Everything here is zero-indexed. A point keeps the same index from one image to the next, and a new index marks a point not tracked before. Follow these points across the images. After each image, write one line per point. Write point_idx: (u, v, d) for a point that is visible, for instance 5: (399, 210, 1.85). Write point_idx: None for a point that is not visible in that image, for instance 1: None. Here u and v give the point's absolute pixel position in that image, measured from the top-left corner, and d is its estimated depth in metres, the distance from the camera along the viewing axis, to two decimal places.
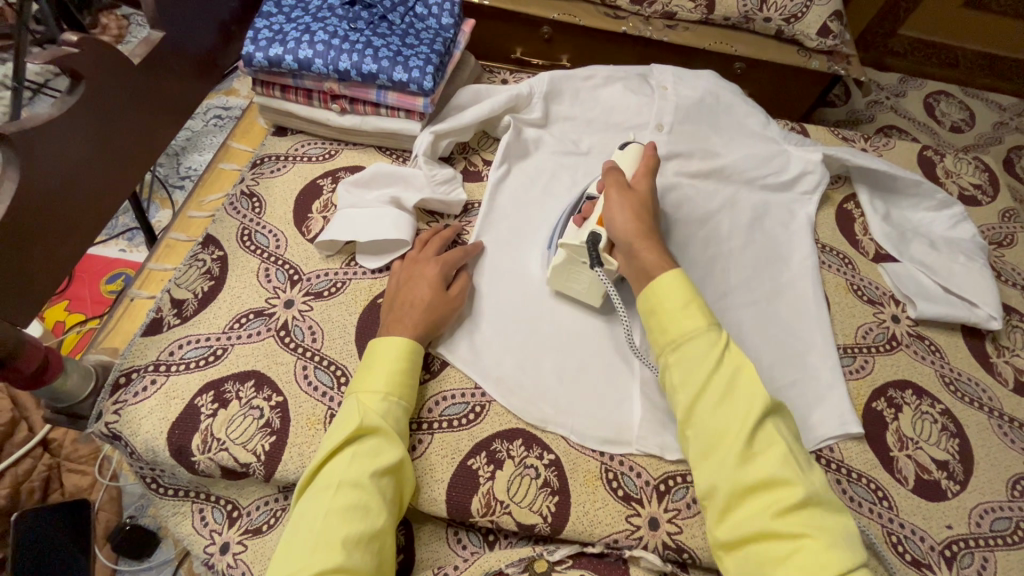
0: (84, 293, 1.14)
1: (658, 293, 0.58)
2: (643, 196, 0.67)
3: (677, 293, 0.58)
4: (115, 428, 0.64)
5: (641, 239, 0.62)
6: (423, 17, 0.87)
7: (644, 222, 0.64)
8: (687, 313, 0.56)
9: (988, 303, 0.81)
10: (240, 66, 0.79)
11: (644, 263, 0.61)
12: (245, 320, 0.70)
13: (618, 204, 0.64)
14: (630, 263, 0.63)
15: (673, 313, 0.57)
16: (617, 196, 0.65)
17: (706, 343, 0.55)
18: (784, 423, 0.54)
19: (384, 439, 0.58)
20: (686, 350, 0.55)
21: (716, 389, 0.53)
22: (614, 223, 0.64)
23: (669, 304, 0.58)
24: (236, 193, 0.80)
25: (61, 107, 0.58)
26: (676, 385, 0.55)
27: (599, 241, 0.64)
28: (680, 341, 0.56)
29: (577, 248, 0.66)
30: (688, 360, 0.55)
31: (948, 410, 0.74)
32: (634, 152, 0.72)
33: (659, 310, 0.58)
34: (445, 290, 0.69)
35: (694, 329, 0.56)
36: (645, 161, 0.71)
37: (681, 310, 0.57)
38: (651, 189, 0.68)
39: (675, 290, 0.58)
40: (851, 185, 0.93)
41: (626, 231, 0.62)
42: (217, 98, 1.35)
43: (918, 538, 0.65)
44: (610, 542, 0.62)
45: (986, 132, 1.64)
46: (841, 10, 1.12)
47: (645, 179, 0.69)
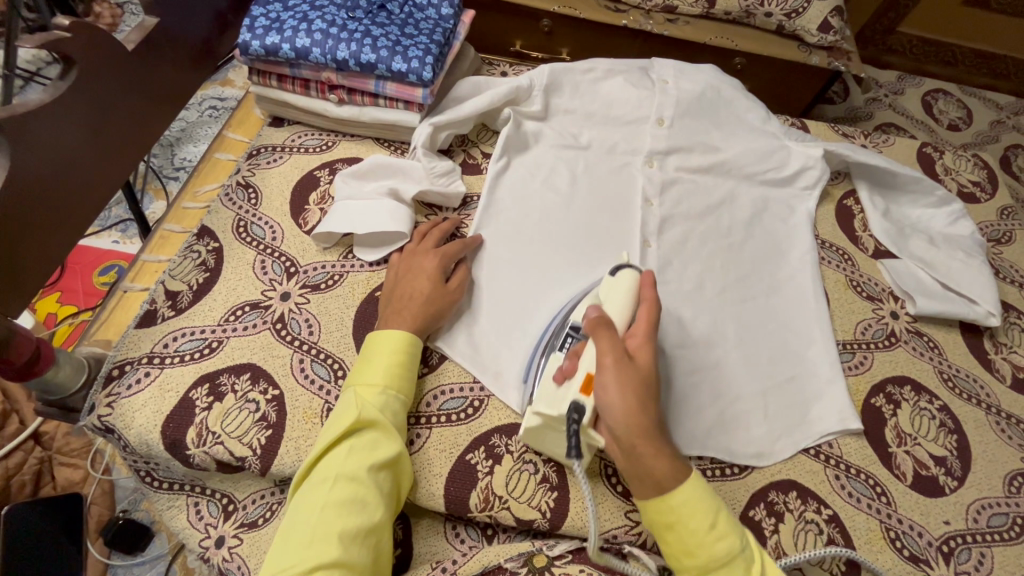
0: (77, 285, 1.13)
1: (678, 511, 0.52)
2: (644, 364, 0.56)
3: (701, 514, 0.51)
4: (108, 421, 0.63)
5: (643, 437, 0.52)
6: (422, 7, 0.86)
7: (646, 408, 0.53)
8: (716, 534, 0.51)
9: (987, 300, 0.81)
10: (236, 54, 0.78)
11: (649, 468, 0.52)
12: (241, 312, 0.69)
13: (615, 384, 0.53)
14: (628, 461, 0.53)
15: (698, 536, 0.51)
16: (613, 371, 0.54)
17: (741, 568, 0.50)
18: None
19: (382, 433, 0.57)
20: None
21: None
22: (606, 402, 0.53)
23: (693, 525, 0.51)
24: (232, 184, 0.79)
25: (52, 93, 0.57)
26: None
27: (582, 415, 0.54)
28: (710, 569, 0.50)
29: (555, 417, 0.56)
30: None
31: (946, 406, 0.74)
32: (627, 285, 0.62)
33: (679, 529, 0.52)
34: (444, 283, 0.68)
35: (726, 555, 0.50)
36: (646, 304, 0.60)
37: (708, 533, 0.51)
38: (653, 352, 0.57)
39: (699, 509, 0.51)
40: (851, 182, 0.93)
41: (624, 422, 0.52)
42: (212, 89, 1.33)
43: (916, 534, 0.65)
44: (609, 537, 0.62)
45: (984, 131, 1.64)
46: (842, 6, 1.11)
47: (645, 337, 0.58)
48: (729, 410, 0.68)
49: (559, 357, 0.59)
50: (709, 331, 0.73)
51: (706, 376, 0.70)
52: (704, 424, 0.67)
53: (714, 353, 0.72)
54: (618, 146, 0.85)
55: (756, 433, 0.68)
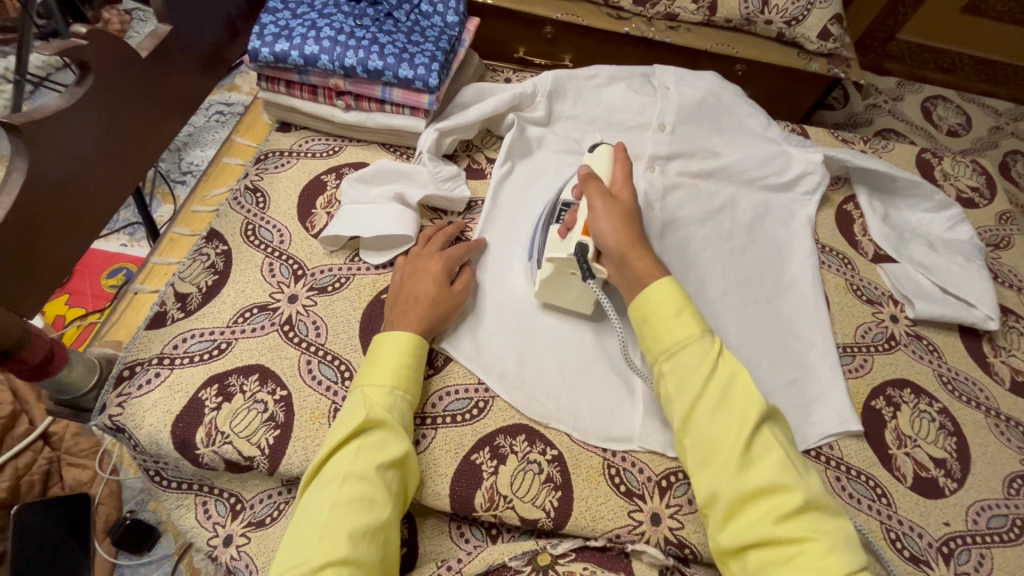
0: (85, 287, 1.14)
1: (651, 302, 0.58)
2: (626, 201, 0.65)
3: (668, 302, 0.58)
4: (118, 421, 0.64)
5: (633, 246, 0.61)
6: (428, 15, 0.87)
7: (632, 229, 0.63)
8: (679, 321, 0.57)
9: (985, 303, 0.82)
10: (246, 61, 0.80)
11: (637, 272, 0.60)
12: (249, 315, 0.71)
13: (605, 214, 0.63)
14: (619, 272, 0.62)
15: (666, 323, 0.57)
16: (602, 206, 0.63)
17: (699, 351, 0.56)
18: (778, 427, 0.55)
19: (390, 432, 0.58)
20: (680, 359, 0.56)
21: (711, 396, 0.53)
22: (601, 230, 0.62)
23: (663, 313, 0.58)
24: (240, 188, 0.81)
25: (68, 99, 0.58)
26: (673, 394, 0.56)
27: (588, 252, 0.61)
28: (673, 350, 0.56)
29: (565, 261, 0.63)
30: (684, 368, 0.55)
31: (946, 409, 0.75)
32: (605, 153, 0.70)
33: (652, 320, 0.58)
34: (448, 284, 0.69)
35: (686, 338, 0.56)
36: (620, 162, 0.69)
37: (673, 319, 0.57)
38: (631, 191, 0.67)
39: (668, 298, 0.58)
40: (851, 187, 0.94)
41: (616, 240, 0.61)
42: (220, 93, 1.36)
43: (916, 535, 0.66)
44: (613, 536, 0.62)
45: (983, 137, 1.65)
46: (841, 14, 1.13)
47: (625, 182, 0.67)
48: None
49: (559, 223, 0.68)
50: None
51: None
52: None
53: None
54: None
55: None
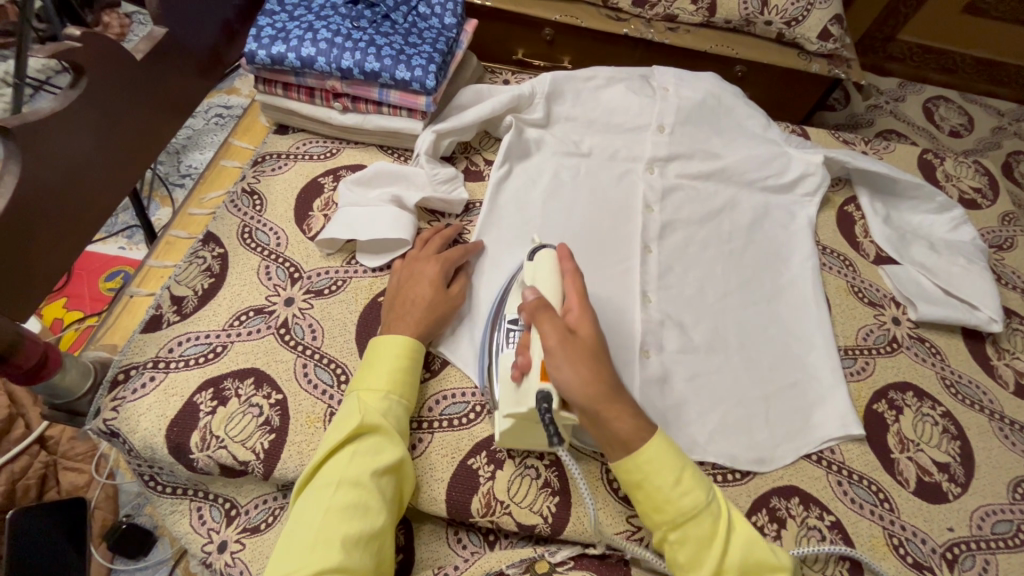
0: (83, 290, 1.14)
1: (644, 468, 0.54)
2: (587, 333, 0.58)
3: (666, 470, 0.54)
4: (113, 425, 0.63)
5: (605, 401, 0.54)
6: (426, 17, 0.87)
7: (600, 375, 0.55)
8: (682, 488, 0.53)
9: (989, 305, 0.81)
10: (243, 63, 0.79)
11: (613, 432, 0.55)
12: (245, 317, 0.70)
13: (565, 360, 0.55)
14: (593, 427, 0.56)
15: (665, 492, 0.53)
16: (561, 350, 0.55)
17: (708, 520, 0.53)
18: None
19: (384, 437, 0.57)
20: (689, 530, 0.53)
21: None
22: (565, 382, 0.55)
23: (660, 482, 0.54)
24: (237, 191, 0.80)
25: (62, 102, 0.58)
26: (685, 565, 0.53)
27: (551, 402, 0.56)
28: (679, 522, 0.53)
29: (527, 414, 0.57)
30: (693, 544, 0.53)
31: (949, 412, 0.74)
32: (548, 263, 0.63)
33: (647, 488, 0.54)
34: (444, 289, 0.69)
35: (694, 508, 0.53)
36: (569, 276, 0.62)
37: (675, 487, 0.53)
38: (591, 317, 0.59)
39: (666, 464, 0.54)
40: (852, 188, 0.93)
41: (585, 395, 0.54)
42: (218, 96, 1.36)
43: (920, 541, 0.65)
44: (612, 543, 0.62)
45: (985, 137, 1.64)
46: (842, 14, 1.12)
47: (582, 307, 0.59)
48: (731, 415, 0.68)
49: (511, 354, 0.61)
50: (709, 335, 0.73)
51: (708, 381, 0.70)
52: (707, 428, 0.67)
53: (715, 357, 0.72)
54: (619, 153, 0.86)
55: (758, 439, 0.67)
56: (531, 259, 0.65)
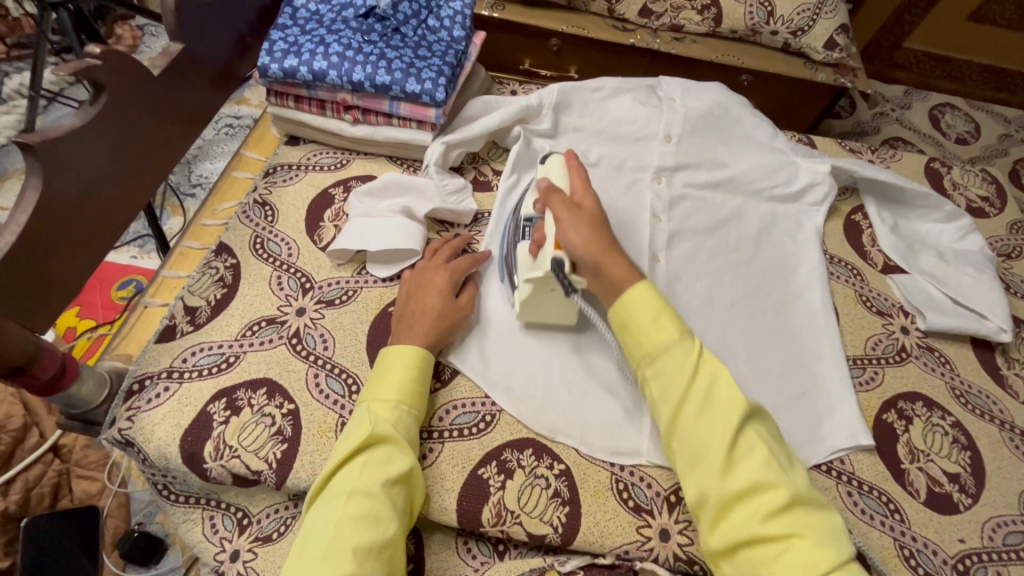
0: (96, 299, 1.15)
1: (631, 306, 0.60)
2: (590, 207, 0.66)
3: (648, 306, 0.60)
4: (128, 435, 0.64)
5: (606, 252, 0.62)
6: (435, 29, 0.88)
7: (601, 237, 0.63)
8: (659, 324, 0.59)
9: (998, 315, 0.81)
10: (255, 77, 0.80)
11: (613, 279, 0.61)
12: (257, 327, 0.71)
13: (572, 225, 0.63)
14: (598, 280, 0.63)
15: (645, 327, 0.59)
16: (569, 219, 0.63)
17: (679, 355, 0.57)
18: (762, 426, 0.56)
19: (395, 447, 0.58)
20: (661, 364, 0.58)
21: (695, 398, 0.55)
22: (573, 243, 0.62)
23: (642, 318, 0.59)
24: (249, 201, 0.81)
25: (83, 118, 0.59)
26: (658, 399, 0.57)
27: (564, 266, 0.61)
28: (655, 354, 0.58)
29: (543, 278, 0.63)
30: (665, 375, 0.57)
31: (959, 423, 0.74)
32: (559, 163, 0.70)
33: (633, 325, 0.60)
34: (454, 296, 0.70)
35: (666, 341, 0.58)
36: (575, 170, 0.70)
37: (654, 322, 0.59)
38: (593, 196, 0.67)
39: (650, 304, 0.60)
40: (859, 197, 0.94)
41: (590, 249, 0.61)
42: (230, 107, 1.38)
43: (931, 552, 0.65)
44: (621, 553, 0.62)
45: (992, 144, 1.64)
46: (848, 24, 1.13)
47: (586, 190, 0.67)
48: None
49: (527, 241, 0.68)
50: (718, 345, 0.74)
51: None
52: None
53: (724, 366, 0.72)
54: (626, 163, 0.86)
55: None
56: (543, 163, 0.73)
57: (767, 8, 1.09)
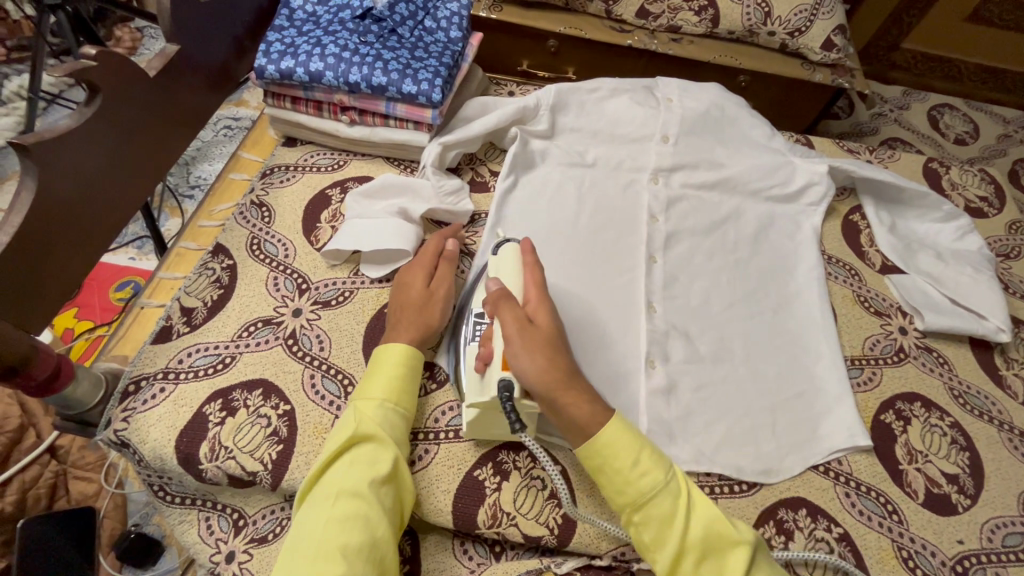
0: (94, 300, 1.16)
1: (602, 450, 0.55)
2: (544, 323, 0.60)
3: (625, 452, 0.55)
4: (123, 436, 0.64)
5: (563, 384, 0.56)
6: (432, 31, 0.88)
7: (557, 364, 0.57)
8: (640, 470, 0.54)
9: (997, 315, 0.80)
10: (253, 78, 0.80)
11: (573, 416, 0.56)
12: (253, 328, 0.71)
13: (524, 348, 0.56)
14: (555, 416, 0.57)
15: (625, 473, 0.54)
16: (520, 338, 0.57)
17: (668, 500, 0.53)
18: (764, 556, 0.54)
19: (380, 446, 0.58)
20: (650, 511, 0.53)
21: (694, 552, 0.52)
22: (523, 369, 0.56)
23: (619, 463, 0.55)
24: (246, 203, 0.81)
25: (77, 119, 0.59)
26: (651, 544, 0.54)
27: (512, 389, 0.57)
28: (640, 503, 0.54)
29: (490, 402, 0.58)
30: (656, 522, 0.53)
31: (958, 423, 0.73)
32: (512, 257, 0.66)
33: (606, 470, 0.55)
34: (431, 282, 0.70)
35: (653, 488, 0.53)
36: (530, 270, 0.65)
37: (633, 468, 0.54)
38: (549, 307, 0.62)
39: (622, 444, 0.55)
40: (857, 197, 0.93)
41: (542, 380, 0.56)
42: (228, 109, 1.38)
43: (929, 553, 0.64)
44: (618, 554, 0.62)
45: (991, 144, 1.64)
46: (845, 24, 1.13)
47: (541, 301, 0.62)
48: (736, 426, 0.68)
49: (476, 347, 0.62)
50: (715, 345, 0.73)
51: (715, 391, 0.70)
52: (713, 438, 0.67)
53: (721, 366, 0.72)
54: (622, 163, 0.86)
55: (765, 450, 0.67)
56: (496, 254, 0.68)
57: (765, 9, 1.10)
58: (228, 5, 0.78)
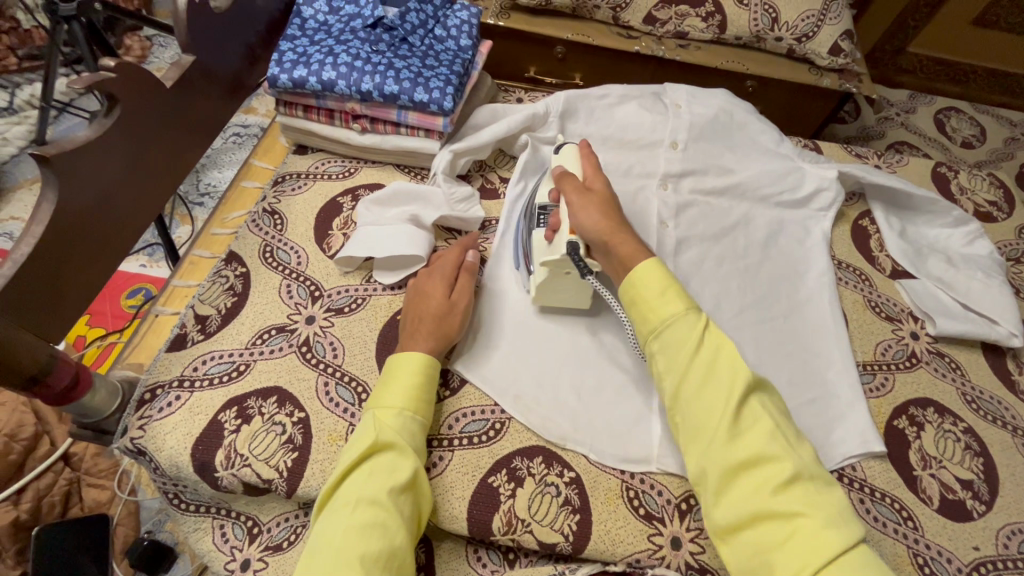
0: (105, 308, 1.16)
1: (638, 284, 0.61)
2: (600, 191, 0.68)
3: (654, 281, 0.60)
4: (139, 444, 0.64)
5: (615, 231, 0.63)
6: (442, 39, 0.89)
7: (610, 217, 0.65)
8: (665, 299, 0.59)
9: (1009, 320, 0.80)
10: (265, 87, 0.81)
11: (622, 255, 0.63)
12: (267, 336, 0.71)
13: (583, 206, 0.66)
14: (609, 260, 0.64)
15: (653, 301, 0.60)
16: (579, 200, 0.67)
17: (685, 326, 0.58)
18: (767, 398, 0.56)
19: (399, 454, 0.58)
20: (666, 336, 0.58)
21: (698, 370, 0.55)
22: (583, 225, 0.64)
23: (649, 293, 0.60)
24: (258, 210, 0.82)
25: (97, 130, 0.60)
26: (662, 369, 0.58)
27: (579, 249, 0.63)
28: (660, 328, 0.59)
29: (558, 262, 0.65)
30: (671, 348, 0.58)
31: (971, 429, 0.73)
32: (571, 151, 0.75)
33: (640, 301, 0.61)
34: (452, 292, 0.70)
35: (671, 314, 0.59)
36: (587, 159, 0.73)
37: (659, 297, 0.60)
38: (604, 182, 0.70)
39: (654, 278, 0.60)
40: (866, 202, 0.93)
41: (599, 228, 0.63)
42: (237, 116, 1.39)
43: (945, 560, 0.64)
44: (633, 561, 0.62)
45: (998, 148, 1.64)
46: (852, 29, 1.13)
47: (597, 176, 0.70)
48: None
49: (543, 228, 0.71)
50: None
51: None
52: None
53: None
54: (632, 169, 0.86)
55: None
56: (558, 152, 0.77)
57: (772, 15, 1.10)
58: (242, 15, 0.79)
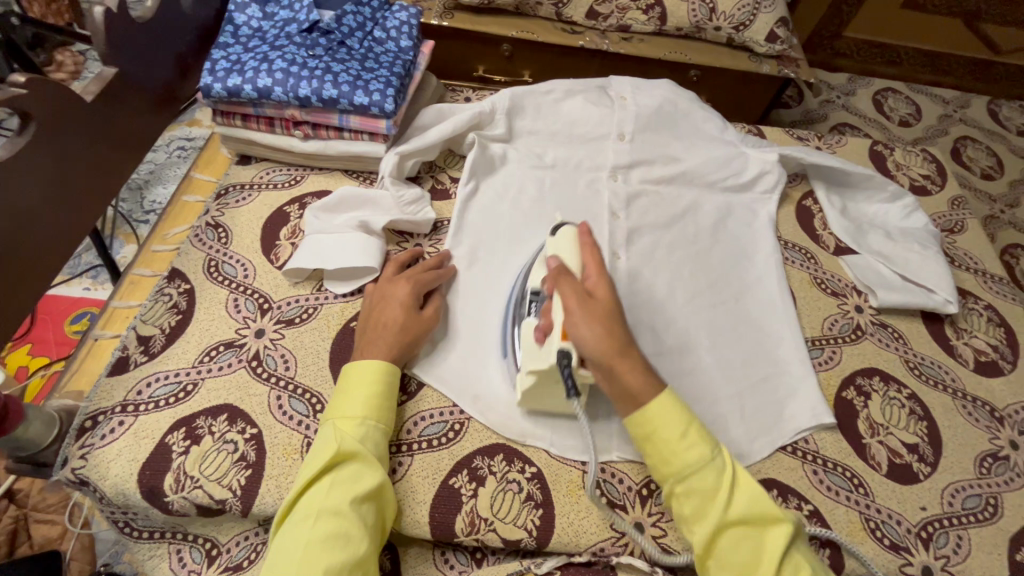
0: (48, 335, 1.13)
1: (653, 421, 0.57)
2: (603, 296, 0.60)
3: (673, 423, 0.56)
4: (82, 473, 0.62)
5: (619, 355, 0.56)
6: (382, 41, 0.88)
7: (616, 335, 0.57)
8: (688, 442, 0.56)
9: (944, 288, 0.84)
10: (199, 98, 0.78)
11: (627, 386, 0.56)
12: (215, 352, 0.69)
13: (583, 318, 0.57)
14: (610, 384, 0.58)
15: (672, 445, 0.56)
16: (580, 310, 0.58)
17: (712, 473, 0.55)
18: (801, 539, 0.56)
19: (364, 464, 0.57)
20: (693, 484, 0.55)
21: (734, 523, 0.54)
22: (581, 337, 0.57)
23: (666, 435, 0.56)
24: (201, 225, 0.80)
25: (9, 150, 0.57)
26: (690, 517, 0.56)
27: (570, 358, 0.57)
28: (683, 474, 0.56)
29: (548, 370, 0.60)
30: (698, 495, 0.55)
31: (915, 394, 0.76)
32: (569, 237, 0.66)
33: (657, 441, 0.57)
34: (416, 312, 0.68)
35: (697, 462, 0.55)
36: (589, 249, 0.65)
37: (680, 441, 0.56)
38: (608, 282, 0.62)
39: (671, 419, 0.56)
40: (808, 182, 0.96)
41: (598, 348, 0.56)
42: (180, 128, 1.34)
43: (895, 523, 0.67)
44: (597, 551, 0.63)
45: (933, 125, 1.71)
46: (787, 16, 1.16)
47: (601, 276, 0.62)
48: (706, 415, 0.70)
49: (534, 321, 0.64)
50: (681, 337, 0.75)
51: (685, 381, 0.71)
52: None
53: (688, 357, 0.73)
54: (582, 163, 0.87)
55: (733, 435, 0.69)
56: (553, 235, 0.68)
57: (709, 5, 1.13)
58: (168, 23, 0.76)
